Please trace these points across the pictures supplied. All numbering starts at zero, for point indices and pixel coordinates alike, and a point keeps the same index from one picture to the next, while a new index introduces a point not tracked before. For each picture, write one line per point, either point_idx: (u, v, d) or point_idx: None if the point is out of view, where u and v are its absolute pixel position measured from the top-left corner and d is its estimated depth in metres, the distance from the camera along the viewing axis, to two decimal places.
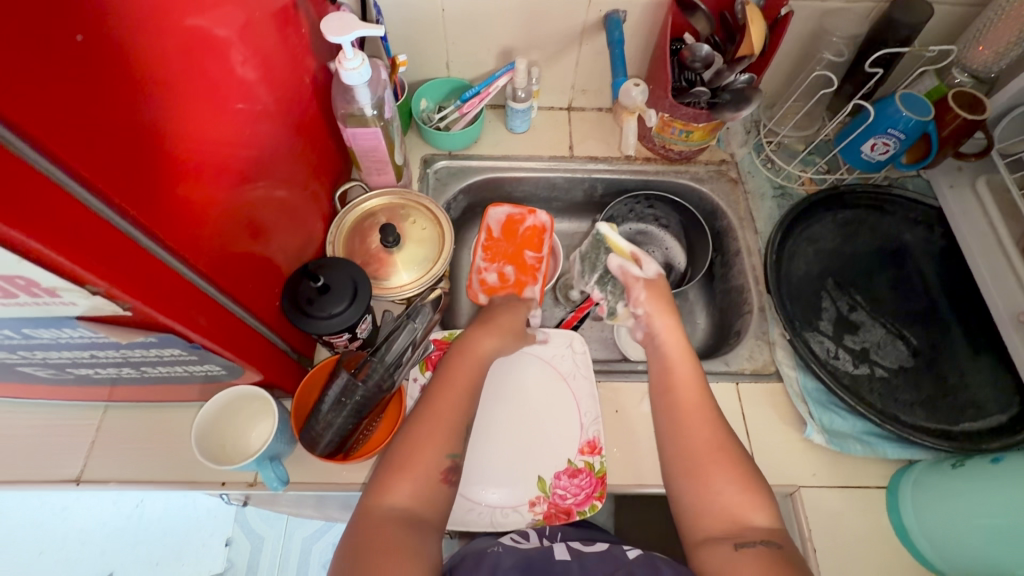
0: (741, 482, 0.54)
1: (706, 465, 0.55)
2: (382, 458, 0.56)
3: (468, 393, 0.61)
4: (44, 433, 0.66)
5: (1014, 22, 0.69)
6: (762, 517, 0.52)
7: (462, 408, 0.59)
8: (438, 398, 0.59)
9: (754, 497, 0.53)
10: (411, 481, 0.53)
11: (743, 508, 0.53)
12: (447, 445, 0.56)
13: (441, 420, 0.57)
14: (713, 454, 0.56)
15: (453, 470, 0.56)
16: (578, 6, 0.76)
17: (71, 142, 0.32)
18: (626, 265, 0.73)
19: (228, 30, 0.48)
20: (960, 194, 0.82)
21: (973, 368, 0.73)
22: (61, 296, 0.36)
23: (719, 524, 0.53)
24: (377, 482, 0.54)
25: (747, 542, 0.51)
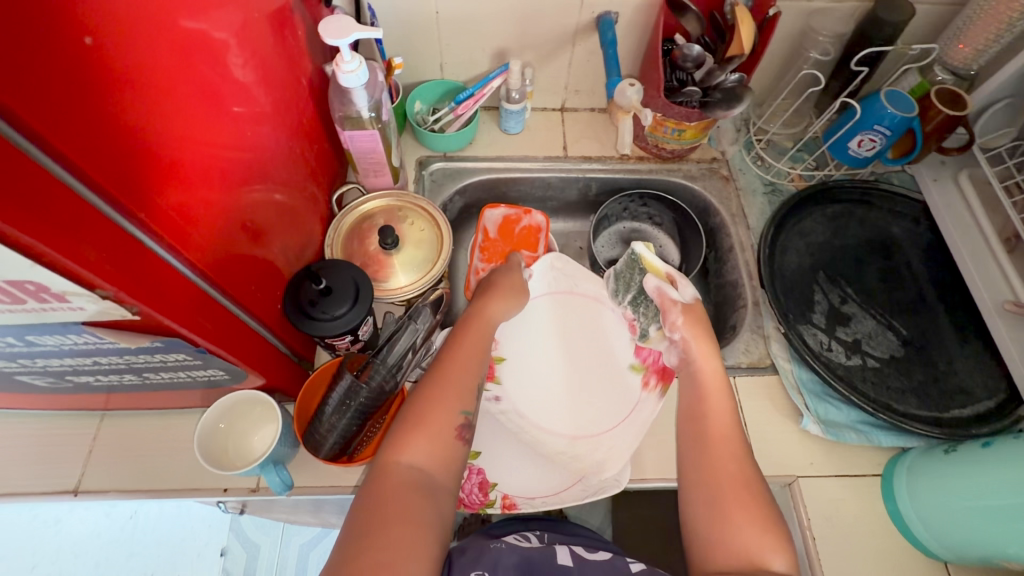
0: (753, 517, 0.53)
1: (725, 493, 0.54)
2: (400, 412, 0.56)
3: (478, 356, 0.61)
4: (40, 443, 0.65)
5: (992, 20, 0.72)
6: (777, 557, 0.50)
7: (472, 370, 0.59)
8: (447, 376, 0.58)
9: (776, 538, 0.51)
10: (427, 437, 0.53)
11: (762, 551, 0.51)
12: (459, 402, 0.56)
13: (452, 380, 0.57)
14: (735, 488, 0.54)
15: (465, 427, 0.56)
16: (570, 8, 0.77)
17: (79, 143, 0.32)
18: (664, 286, 0.66)
19: (227, 32, 0.48)
20: (944, 187, 0.84)
21: (960, 356, 0.75)
22: (70, 301, 0.36)
23: (730, 556, 0.51)
24: (391, 441, 0.53)
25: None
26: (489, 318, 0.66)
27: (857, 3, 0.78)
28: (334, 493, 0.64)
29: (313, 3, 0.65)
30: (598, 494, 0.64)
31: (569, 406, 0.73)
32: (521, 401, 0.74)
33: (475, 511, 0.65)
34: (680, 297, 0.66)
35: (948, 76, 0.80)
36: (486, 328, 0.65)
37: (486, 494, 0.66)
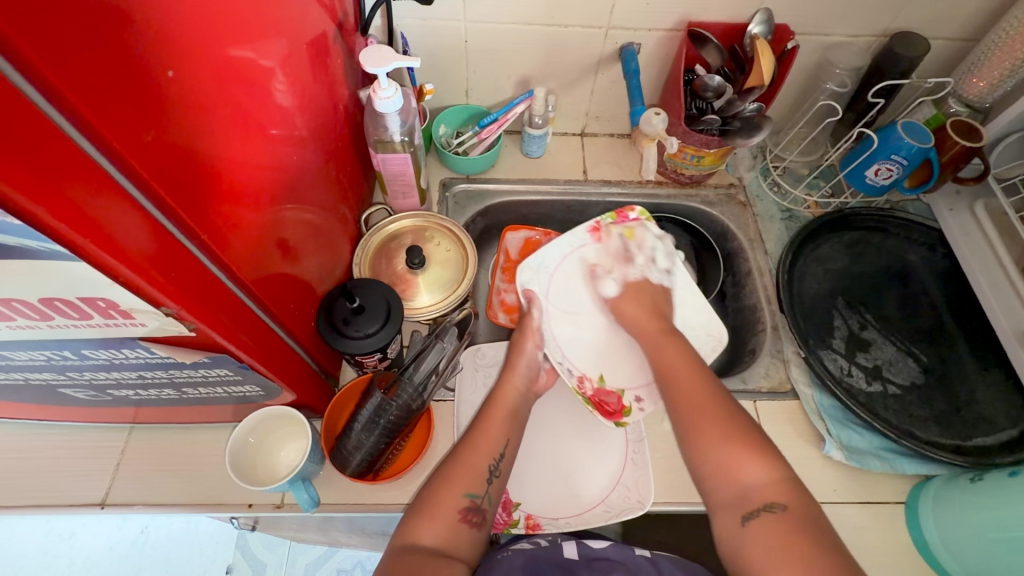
0: (729, 442, 0.54)
1: (700, 424, 0.55)
2: (415, 499, 0.58)
3: (493, 440, 0.61)
4: (70, 455, 0.65)
5: (1006, 56, 0.74)
6: (762, 474, 0.52)
7: (484, 454, 0.59)
8: (468, 449, 0.60)
9: (757, 456, 0.53)
10: (436, 519, 0.54)
11: (738, 467, 0.52)
12: (464, 484, 0.57)
13: (461, 464, 0.58)
14: (709, 416, 0.55)
15: (471, 511, 0.56)
16: (595, 38, 0.80)
17: (151, 163, 0.34)
18: (613, 257, 0.73)
19: (274, 62, 0.51)
20: (959, 217, 0.85)
21: (982, 385, 0.75)
22: (134, 317, 0.37)
23: (724, 491, 0.52)
24: (405, 525, 0.55)
25: (755, 512, 0.50)
26: (511, 399, 0.65)
27: (873, 38, 0.81)
28: (359, 511, 0.64)
29: (349, 33, 0.68)
30: (622, 515, 0.65)
31: (599, 428, 0.72)
32: (635, 383, 0.70)
33: (500, 530, 0.66)
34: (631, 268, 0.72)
35: (962, 107, 0.82)
36: (508, 413, 0.64)
37: (510, 514, 0.66)
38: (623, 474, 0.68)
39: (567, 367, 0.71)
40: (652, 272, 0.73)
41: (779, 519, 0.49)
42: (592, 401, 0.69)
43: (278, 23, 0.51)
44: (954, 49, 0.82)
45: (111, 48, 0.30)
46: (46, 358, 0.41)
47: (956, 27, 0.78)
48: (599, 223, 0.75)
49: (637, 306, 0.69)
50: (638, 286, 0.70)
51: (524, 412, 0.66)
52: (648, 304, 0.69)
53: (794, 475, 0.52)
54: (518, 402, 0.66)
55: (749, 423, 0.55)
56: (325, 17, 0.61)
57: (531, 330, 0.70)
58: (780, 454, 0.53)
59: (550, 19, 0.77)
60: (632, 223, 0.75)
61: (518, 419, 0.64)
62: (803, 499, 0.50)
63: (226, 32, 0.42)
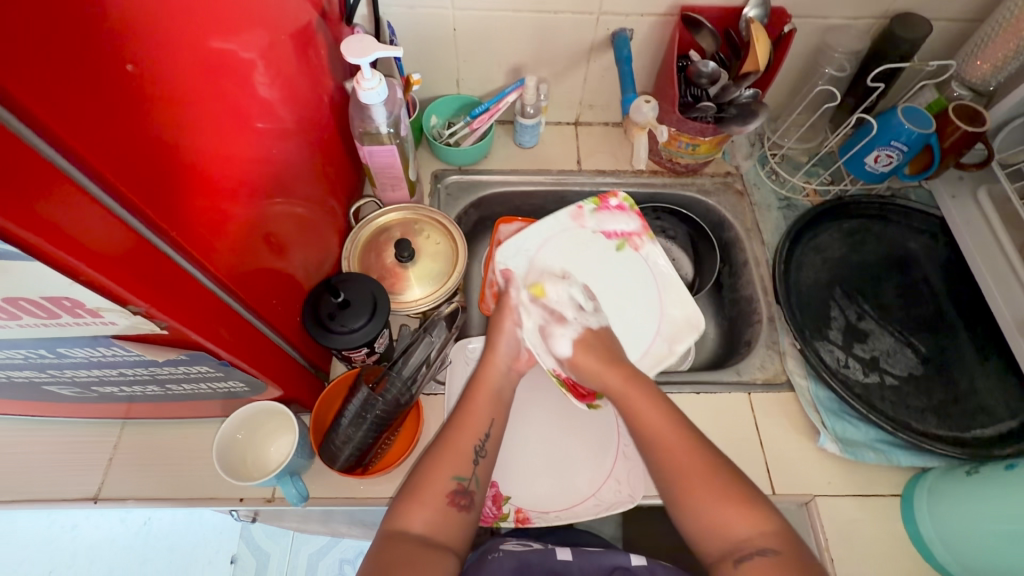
0: (716, 498, 0.53)
1: (685, 482, 0.54)
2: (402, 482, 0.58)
3: (479, 421, 0.61)
4: (63, 450, 0.66)
5: (1011, 37, 0.71)
6: (751, 525, 0.52)
7: (468, 437, 0.59)
8: (452, 431, 0.60)
9: (744, 507, 0.53)
10: (424, 504, 0.54)
11: (726, 519, 0.52)
12: (452, 467, 0.57)
13: (447, 447, 0.58)
14: (691, 475, 0.55)
15: (459, 493, 0.56)
16: (586, 25, 0.78)
17: (114, 162, 0.33)
18: (546, 319, 0.65)
19: (253, 53, 0.49)
20: (963, 204, 0.83)
21: (982, 374, 0.74)
22: (103, 315, 0.37)
23: (714, 542, 0.52)
24: (392, 510, 0.55)
25: (748, 561, 0.50)
26: (495, 380, 0.64)
27: (874, 20, 0.78)
28: (350, 504, 0.64)
29: (334, 22, 0.67)
30: (612, 509, 0.65)
31: (591, 421, 0.72)
32: None
33: (489, 524, 0.66)
34: (567, 320, 0.65)
35: (965, 92, 0.79)
36: (491, 394, 0.64)
37: (499, 507, 0.66)
38: (614, 467, 0.67)
39: None
40: (588, 319, 0.66)
41: (773, 565, 0.49)
42: (564, 385, 0.66)
43: (256, 14, 0.49)
44: (958, 30, 0.80)
45: (66, 44, 0.29)
46: (23, 356, 0.41)
47: (960, 7, 0.76)
48: (582, 210, 0.77)
49: (596, 357, 0.63)
50: (585, 335, 0.64)
51: (508, 394, 0.65)
52: (604, 354, 0.63)
53: (783, 519, 0.53)
54: (501, 384, 0.65)
55: (731, 473, 0.55)
56: (307, 6, 0.59)
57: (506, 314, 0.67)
58: (769, 502, 0.54)
59: (541, 5, 0.75)
60: (538, 277, 0.68)
61: (502, 401, 0.64)
62: (794, 542, 0.51)
63: (199, 24, 0.41)
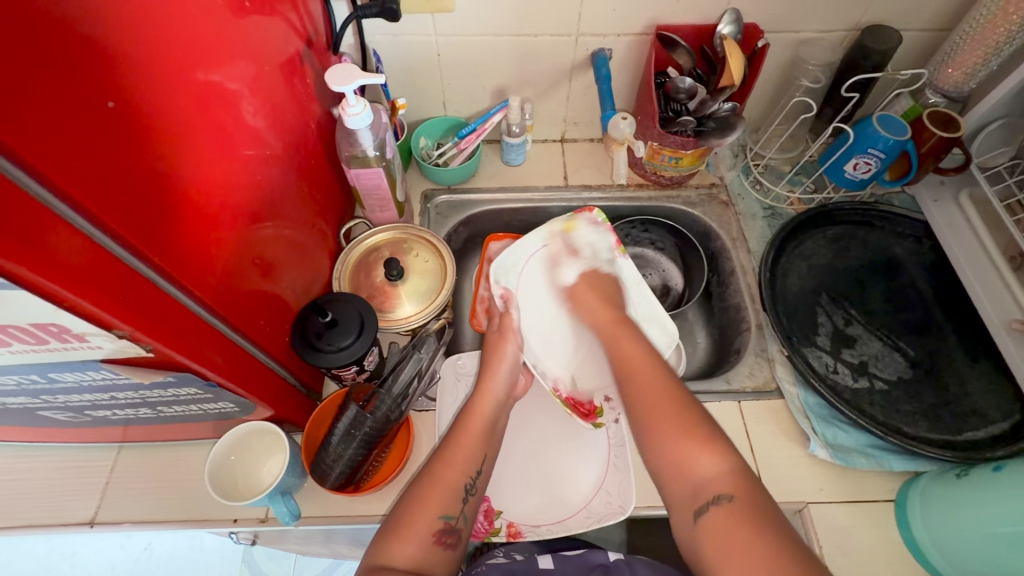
0: (680, 441, 0.54)
1: (651, 419, 0.56)
2: (384, 520, 0.57)
3: (470, 457, 0.60)
4: (60, 475, 0.67)
5: (979, 45, 0.73)
6: (715, 466, 0.52)
7: (459, 472, 0.59)
8: (442, 466, 0.59)
9: (705, 449, 0.53)
10: (410, 540, 0.54)
11: (687, 457, 0.53)
12: (441, 506, 0.57)
13: (438, 483, 0.58)
14: (655, 412, 0.56)
15: (446, 532, 0.56)
16: (566, 46, 0.81)
17: (96, 193, 0.34)
18: (560, 248, 0.76)
19: (238, 83, 0.51)
20: (945, 208, 0.84)
21: (972, 377, 0.74)
22: (89, 340, 0.38)
23: (677, 485, 0.53)
24: (377, 546, 0.54)
25: (704, 506, 0.50)
26: (488, 409, 0.65)
27: (845, 33, 0.80)
28: (341, 523, 0.64)
29: (320, 51, 0.70)
30: (603, 521, 0.65)
31: (581, 433, 0.73)
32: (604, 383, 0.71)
33: (482, 539, 0.66)
34: (574, 259, 0.75)
35: (940, 98, 0.81)
36: (485, 424, 0.63)
37: (491, 522, 0.66)
38: (605, 479, 0.68)
39: (542, 371, 0.71)
40: (600, 264, 0.76)
41: (727, 512, 0.48)
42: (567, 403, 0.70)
43: (242, 47, 0.52)
44: (929, 40, 0.82)
45: (41, 80, 0.30)
46: (16, 382, 0.43)
47: (928, 17, 0.78)
48: (563, 220, 0.78)
49: (593, 295, 0.71)
50: (591, 274, 0.74)
51: (502, 421, 0.66)
52: (598, 291, 0.72)
53: (746, 464, 0.52)
54: (496, 411, 0.66)
55: (696, 415, 0.55)
56: (293, 37, 0.62)
57: (510, 332, 0.70)
58: (731, 444, 0.54)
59: (521, 29, 0.78)
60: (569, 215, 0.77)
61: (491, 432, 0.64)
62: (755, 492, 0.50)
63: (183, 59, 0.43)
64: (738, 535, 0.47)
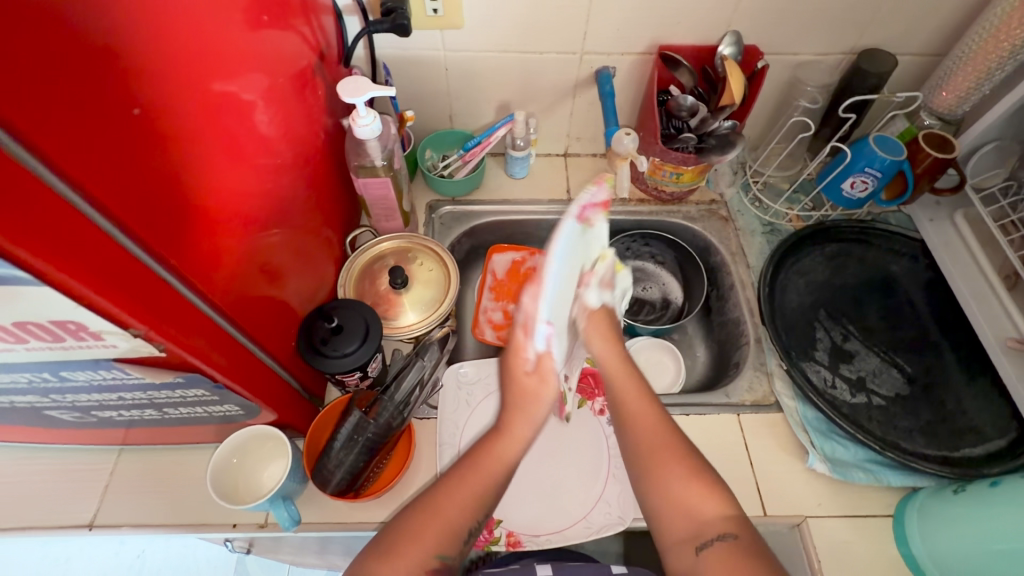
0: (679, 477, 0.55)
1: (655, 465, 0.56)
2: (381, 535, 0.55)
3: (482, 493, 0.56)
4: (61, 477, 0.67)
5: (972, 70, 0.75)
6: (715, 509, 0.53)
7: (466, 514, 0.55)
8: (450, 496, 0.56)
9: (707, 489, 0.54)
10: (398, 572, 0.52)
11: (693, 498, 0.54)
12: (439, 546, 0.53)
13: (440, 518, 0.54)
14: (659, 453, 0.56)
15: (439, 572, 0.53)
16: (571, 63, 0.83)
17: (119, 195, 0.35)
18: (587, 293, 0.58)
19: (253, 94, 0.53)
20: (940, 226, 0.86)
21: (968, 396, 0.75)
22: (105, 339, 0.39)
23: (679, 525, 0.54)
24: (365, 564, 0.53)
25: (706, 543, 0.51)
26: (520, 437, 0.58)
27: (843, 55, 0.83)
28: (341, 530, 0.64)
29: (332, 64, 0.71)
30: (603, 531, 0.65)
31: (583, 444, 0.73)
32: None
33: (481, 548, 0.66)
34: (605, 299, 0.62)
35: (935, 120, 0.83)
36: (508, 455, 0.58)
37: (491, 531, 0.66)
38: (605, 490, 0.68)
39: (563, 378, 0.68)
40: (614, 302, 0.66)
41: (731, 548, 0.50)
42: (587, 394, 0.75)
43: (258, 59, 0.53)
44: (923, 64, 0.84)
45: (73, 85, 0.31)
46: (27, 380, 0.44)
47: (922, 42, 0.81)
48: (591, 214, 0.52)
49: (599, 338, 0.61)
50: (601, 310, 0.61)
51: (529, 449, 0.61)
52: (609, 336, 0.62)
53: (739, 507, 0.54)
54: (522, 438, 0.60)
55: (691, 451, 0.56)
56: (306, 50, 0.64)
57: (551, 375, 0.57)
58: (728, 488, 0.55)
59: (527, 47, 0.80)
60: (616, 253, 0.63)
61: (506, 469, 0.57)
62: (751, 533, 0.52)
63: (203, 71, 0.45)
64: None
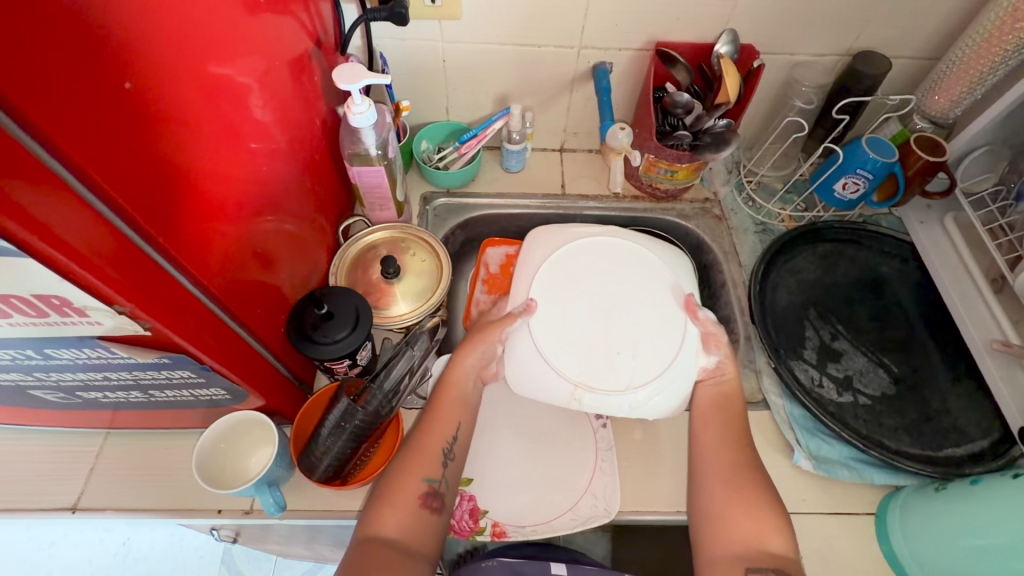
0: (755, 516, 0.57)
1: (739, 494, 0.58)
2: (372, 487, 0.58)
3: (447, 425, 0.62)
4: (45, 460, 0.67)
5: (964, 74, 0.76)
6: (781, 547, 0.55)
7: (438, 438, 0.61)
8: (425, 433, 0.60)
9: (777, 524, 0.56)
10: (398, 505, 0.56)
11: (762, 535, 0.56)
12: (424, 469, 0.58)
13: (418, 449, 0.59)
14: (745, 490, 0.58)
15: (430, 495, 0.57)
16: (568, 58, 0.83)
17: (109, 171, 0.35)
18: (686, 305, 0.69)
19: (249, 77, 0.53)
20: (930, 229, 0.86)
21: (953, 396, 0.76)
22: (90, 315, 0.39)
23: (732, 544, 0.56)
24: (367, 515, 0.56)
25: (758, 569, 0.54)
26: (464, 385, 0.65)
27: (838, 57, 0.84)
28: (327, 517, 0.64)
29: (328, 51, 0.71)
30: (589, 523, 0.66)
31: (570, 437, 0.73)
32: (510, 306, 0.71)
33: (465, 537, 0.66)
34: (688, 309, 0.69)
35: (927, 124, 0.84)
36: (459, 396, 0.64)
37: (476, 521, 0.67)
38: (592, 482, 0.69)
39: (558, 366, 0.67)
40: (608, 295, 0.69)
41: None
42: None
43: (254, 42, 0.53)
44: (918, 67, 0.85)
45: (65, 57, 0.31)
46: (11, 357, 0.43)
47: (916, 46, 0.81)
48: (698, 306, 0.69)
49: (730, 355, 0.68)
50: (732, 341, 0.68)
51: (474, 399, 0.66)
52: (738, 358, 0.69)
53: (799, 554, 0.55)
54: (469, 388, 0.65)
55: (774, 500, 0.58)
56: (303, 36, 0.63)
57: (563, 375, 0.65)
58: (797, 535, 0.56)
59: (525, 39, 0.80)
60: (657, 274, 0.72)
61: (470, 402, 0.64)
62: None
63: (199, 51, 0.44)
64: None
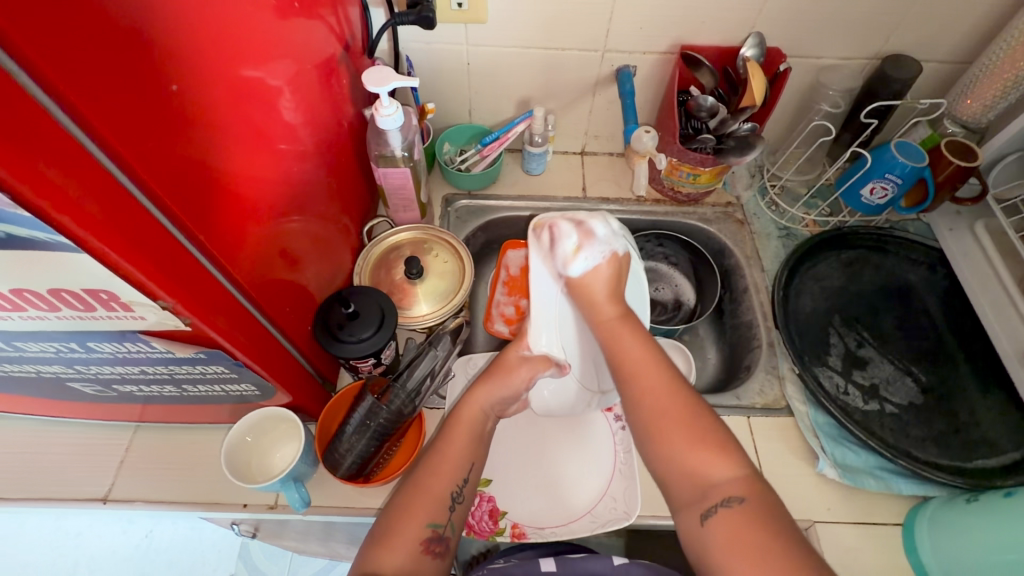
0: (691, 436, 0.49)
1: (655, 418, 0.50)
2: (373, 527, 0.56)
3: (457, 464, 0.58)
4: (78, 451, 0.68)
5: (998, 78, 0.75)
6: (726, 471, 0.47)
7: (444, 483, 0.56)
8: (430, 471, 0.57)
9: (711, 449, 0.48)
10: (398, 547, 0.52)
11: (702, 463, 0.48)
12: (428, 514, 0.54)
13: (422, 491, 0.55)
14: (663, 407, 0.51)
15: (434, 541, 0.54)
16: (592, 61, 0.83)
17: (153, 169, 0.36)
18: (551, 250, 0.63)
19: (281, 79, 0.54)
20: (959, 236, 0.85)
21: (983, 407, 0.74)
22: (134, 310, 0.40)
23: (684, 485, 0.48)
24: (366, 553, 0.53)
25: (714, 509, 0.46)
26: (474, 419, 0.61)
27: (866, 60, 0.83)
28: (349, 514, 0.65)
29: (356, 55, 0.72)
30: (608, 525, 0.65)
31: (590, 440, 0.73)
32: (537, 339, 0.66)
33: (486, 539, 0.66)
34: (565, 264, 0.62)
35: (959, 129, 0.83)
36: (470, 434, 0.60)
37: (495, 522, 0.67)
38: (610, 484, 0.68)
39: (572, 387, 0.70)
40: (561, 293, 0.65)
41: (741, 516, 0.44)
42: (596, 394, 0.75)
43: (287, 45, 0.54)
44: (948, 71, 0.84)
45: (117, 60, 0.33)
46: (54, 350, 0.45)
47: (947, 49, 0.80)
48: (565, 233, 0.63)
49: (604, 283, 0.60)
50: (607, 256, 0.61)
51: (488, 431, 0.63)
52: (612, 283, 0.60)
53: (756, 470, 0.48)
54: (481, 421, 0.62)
55: (692, 401, 0.51)
56: (332, 40, 0.64)
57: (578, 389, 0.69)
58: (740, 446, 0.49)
59: (550, 43, 0.80)
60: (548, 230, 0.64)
61: (481, 438, 0.61)
62: (767, 494, 0.46)
63: (235, 54, 0.46)
64: (751, 541, 0.43)
